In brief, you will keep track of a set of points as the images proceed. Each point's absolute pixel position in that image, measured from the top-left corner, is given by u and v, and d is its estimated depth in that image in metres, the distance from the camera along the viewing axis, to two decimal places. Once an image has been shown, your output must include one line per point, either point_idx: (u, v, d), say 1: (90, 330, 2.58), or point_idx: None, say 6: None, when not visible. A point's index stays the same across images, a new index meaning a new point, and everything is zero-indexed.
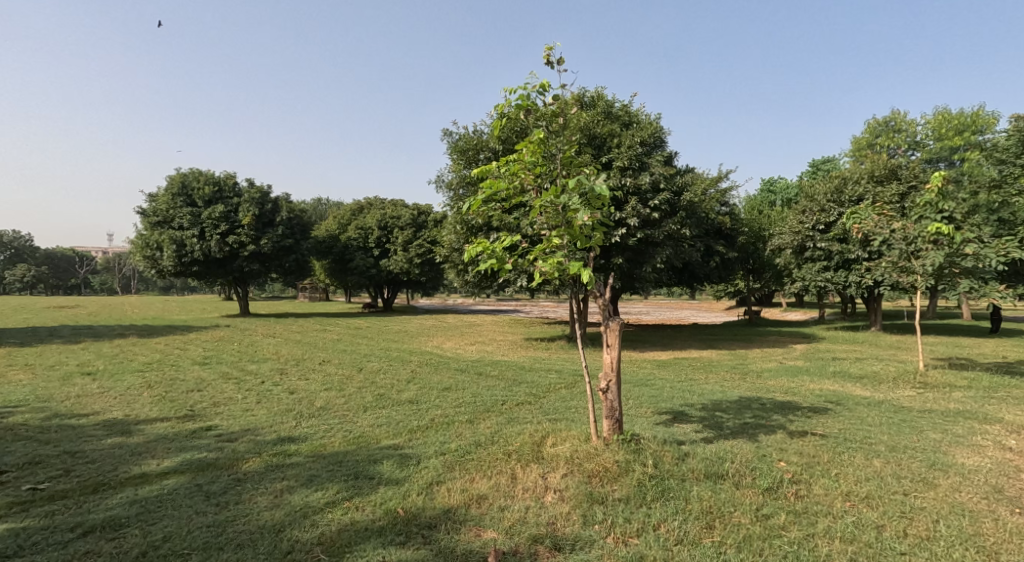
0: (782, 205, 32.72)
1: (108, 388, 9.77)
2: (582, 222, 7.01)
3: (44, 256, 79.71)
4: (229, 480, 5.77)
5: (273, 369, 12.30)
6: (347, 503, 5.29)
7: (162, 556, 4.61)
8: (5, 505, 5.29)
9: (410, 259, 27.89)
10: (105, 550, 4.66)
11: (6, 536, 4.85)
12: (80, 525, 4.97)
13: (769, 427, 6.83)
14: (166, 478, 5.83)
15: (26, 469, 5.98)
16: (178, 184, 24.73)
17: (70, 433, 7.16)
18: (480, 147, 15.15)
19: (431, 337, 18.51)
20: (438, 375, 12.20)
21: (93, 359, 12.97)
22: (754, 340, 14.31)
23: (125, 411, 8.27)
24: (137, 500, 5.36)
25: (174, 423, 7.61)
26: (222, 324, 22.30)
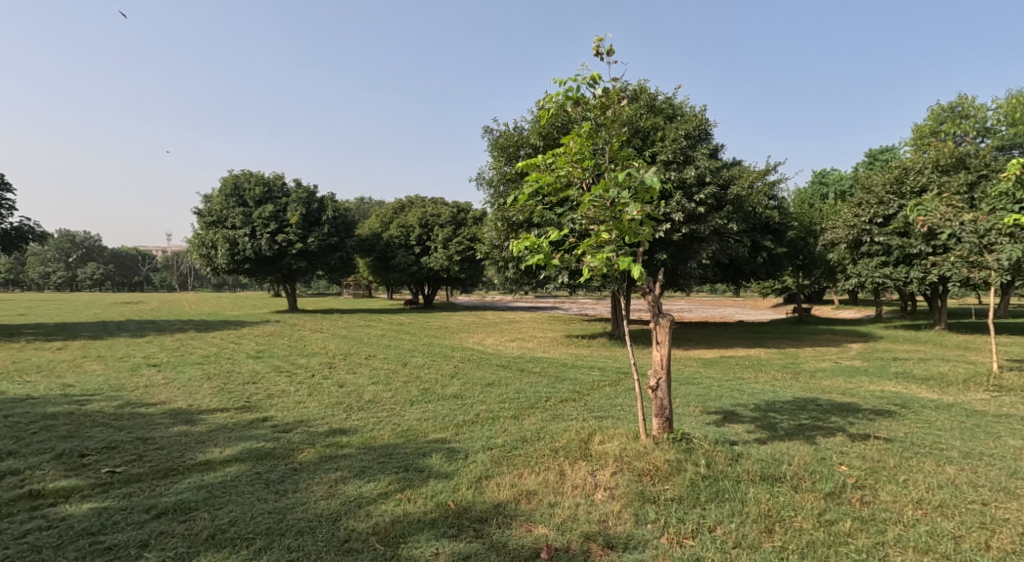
0: (836, 198, 31.89)
1: (172, 379, 10.10)
2: (633, 216, 6.96)
3: (110, 255, 83.35)
4: (286, 469, 5.88)
5: (322, 363, 12.53)
6: (399, 495, 5.34)
7: (229, 539, 4.71)
8: (85, 486, 5.50)
9: (450, 256, 28.03)
10: (177, 532, 4.80)
11: (88, 515, 5.04)
12: (153, 507, 5.12)
13: (828, 429, 6.64)
14: (228, 465, 5.97)
15: (102, 453, 6.21)
16: (231, 185, 25.44)
17: (139, 421, 7.41)
18: (520, 143, 15.12)
19: (472, 333, 18.63)
20: (482, 371, 12.23)
21: (157, 352, 13.46)
22: (806, 340, 13.95)
23: (187, 400, 8.52)
24: (204, 485, 5.52)
25: (233, 413, 7.81)
26: (272, 320, 22.85)
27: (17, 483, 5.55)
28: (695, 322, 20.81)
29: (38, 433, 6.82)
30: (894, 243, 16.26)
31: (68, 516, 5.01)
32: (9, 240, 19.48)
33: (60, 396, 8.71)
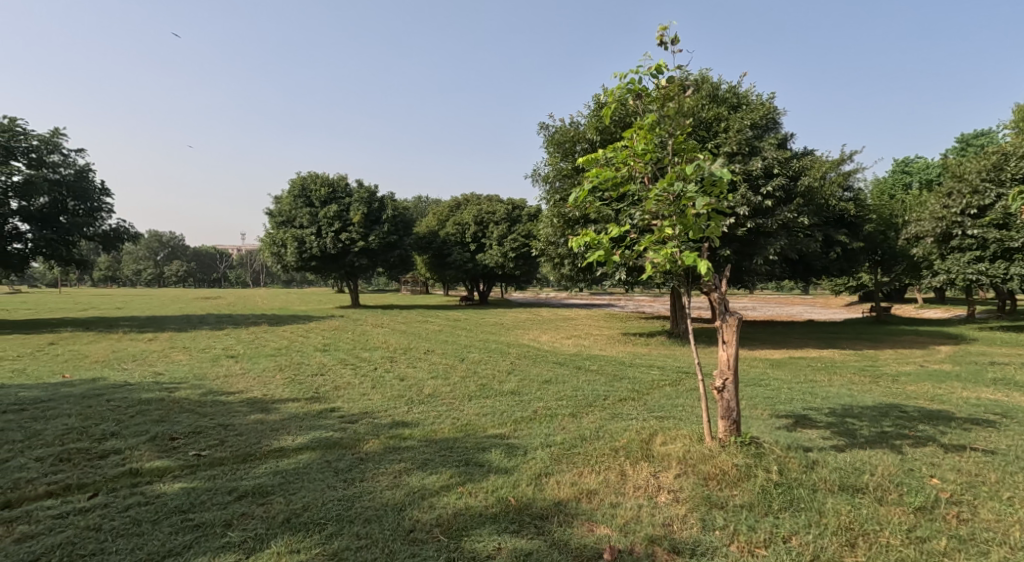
0: (922, 187, 30.55)
1: (248, 369, 10.58)
2: (699, 209, 6.95)
3: (190, 254, 88.14)
4: (354, 458, 6.04)
5: (384, 357, 12.85)
6: (461, 488, 5.41)
7: (304, 523, 4.87)
8: (176, 467, 5.82)
9: (506, 253, 28.11)
10: (256, 514, 5.00)
11: (180, 493, 5.32)
12: (235, 489, 5.37)
13: (916, 438, 6.37)
14: (300, 453, 6.19)
15: (190, 437, 6.55)
16: (298, 187, 26.43)
17: (221, 408, 7.77)
18: (576, 139, 15.03)
19: (528, 330, 18.75)
20: (538, 368, 12.29)
21: (234, 343, 14.08)
22: (886, 341, 13.44)
23: (263, 390, 8.86)
24: (280, 471, 5.73)
25: (303, 403, 8.07)
26: (337, 315, 23.56)
27: (116, 461, 5.93)
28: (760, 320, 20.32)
29: (135, 417, 7.27)
30: (990, 236, 15.52)
31: (161, 494, 5.32)
32: (108, 240, 20.86)
33: (152, 383, 9.24)
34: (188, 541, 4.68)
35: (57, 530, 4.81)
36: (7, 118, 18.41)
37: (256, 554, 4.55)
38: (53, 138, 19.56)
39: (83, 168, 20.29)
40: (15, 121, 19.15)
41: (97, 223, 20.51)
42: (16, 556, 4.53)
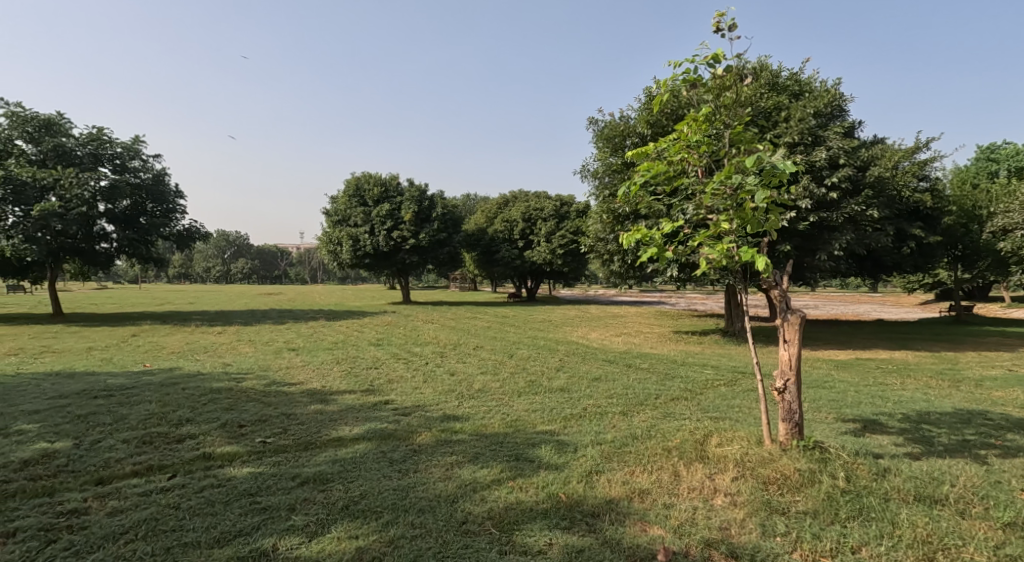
0: (1009, 176, 28.79)
1: (308, 361, 10.92)
2: (759, 203, 6.71)
3: (254, 254, 91.67)
4: (408, 450, 6.16)
5: (435, 352, 12.91)
6: (511, 482, 5.38)
7: (361, 510, 4.97)
8: (245, 452, 6.13)
9: (554, 250, 27.78)
10: (318, 499, 5.16)
11: (248, 477, 5.58)
12: (298, 475, 5.57)
13: (1003, 448, 5.93)
14: (357, 443, 6.35)
15: (256, 425, 6.92)
16: (353, 187, 27.01)
17: (283, 398, 8.18)
18: (626, 133, 14.71)
19: (577, 327, 18.62)
20: (588, 365, 12.13)
21: (293, 337, 14.46)
22: (964, 342, 12.70)
23: (320, 382, 9.25)
24: (338, 459, 5.92)
25: (359, 396, 8.33)
26: (389, 311, 23.89)
27: (191, 446, 6.30)
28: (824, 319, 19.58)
29: (207, 404, 7.80)
30: None
31: (232, 477, 5.58)
32: (182, 239, 21.63)
33: (222, 372, 9.89)
34: (256, 522, 4.86)
35: (143, 506, 5.12)
36: (92, 126, 19.39)
37: (318, 538, 4.68)
38: (134, 144, 20.48)
39: (160, 172, 21.09)
40: (99, 130, 20.13)
41: (173, 223, 21.27)
42: (107, 527, 4.82)
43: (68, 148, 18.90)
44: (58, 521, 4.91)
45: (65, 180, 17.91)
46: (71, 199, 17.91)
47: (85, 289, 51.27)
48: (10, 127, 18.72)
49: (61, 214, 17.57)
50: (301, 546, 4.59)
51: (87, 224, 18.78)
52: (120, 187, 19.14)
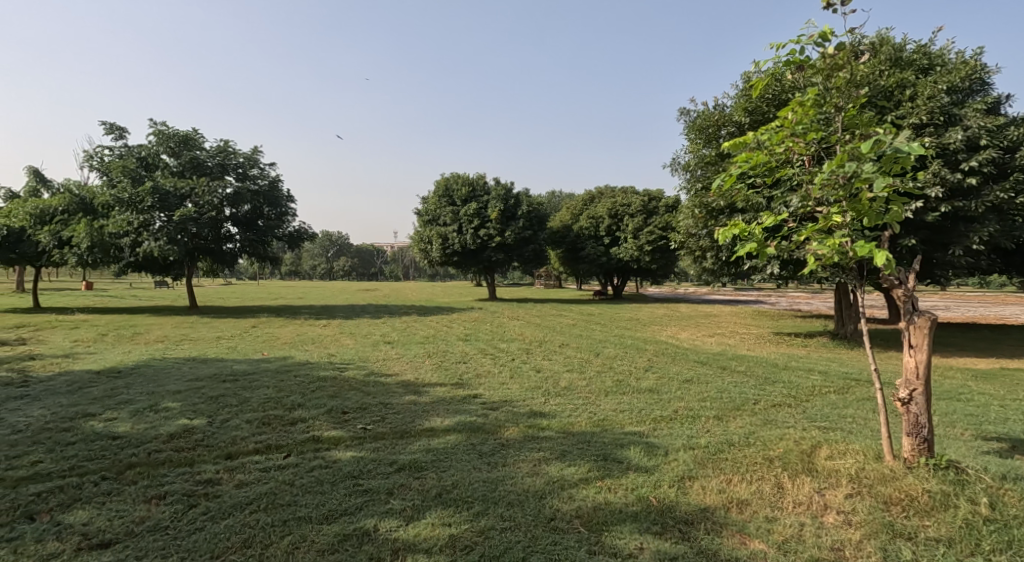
0: None
1: (402, 354, 11.89)
2: (877, 192, 5.96)
3: (352, 252, 95.53)
4: (496, 443, 6.86)
5: (521, 349, 12.77)
6: (600, 482, 5.78)
7: (453, 500, 5.54)
8: (348, 438, 7.05)
9: (642, 246, 26.78)
10: (414, 486, 5.80)
11: (352, 461, 6.38)
12: (395, 462, 6.31)
13: None
14: (448, 434, 7.21)
15: (357, 412, 7.97)
16: (442, 187, 27.48)
17: (381, 388, 9.33)
18: (720, 123, 13.91)
19: (666, 326, 18.00)
20: (678, 365, 11.59)
21: (387, 331, 14.81)
22: None
23: (415, 373, 10.28)
24: (431, 449, 6.67)
25: (449, 388, 9.31)
26: (475, 307, 24.05)
27: (303, 429, 7.29)
28: (948, 321, 17.78)
29: (316, 391, 9.03)
30: None
31: (337, 460, 6.39)
32: (292, 239, 22.49)
33: (327, 361, 11.09)
34: (359, 504, 5.49)
35: (264, 481, 5.93)
36: (221, 139, 20.79)
37: (414, 522, 5.22)
38: (254, 155, 21.64)
39: (275, 179, 22.06)
40: (227, 143, 21.53)
41: (285, 225, 22.22)
42: (236, 498, 5.60)
43: (202, 159, 20.39)
44: (197, 489, 5.76)
45: (199, 187, 19.52)
46: (204, 205, 19.55)
47: (207, 284, 54.81)
48: (157, 143, 20.31)
49: (197, 219, 19.18)
50: (399, 528, 5.14)
51: (215, 226, 20.12)
52: (243, 194, 20.02)
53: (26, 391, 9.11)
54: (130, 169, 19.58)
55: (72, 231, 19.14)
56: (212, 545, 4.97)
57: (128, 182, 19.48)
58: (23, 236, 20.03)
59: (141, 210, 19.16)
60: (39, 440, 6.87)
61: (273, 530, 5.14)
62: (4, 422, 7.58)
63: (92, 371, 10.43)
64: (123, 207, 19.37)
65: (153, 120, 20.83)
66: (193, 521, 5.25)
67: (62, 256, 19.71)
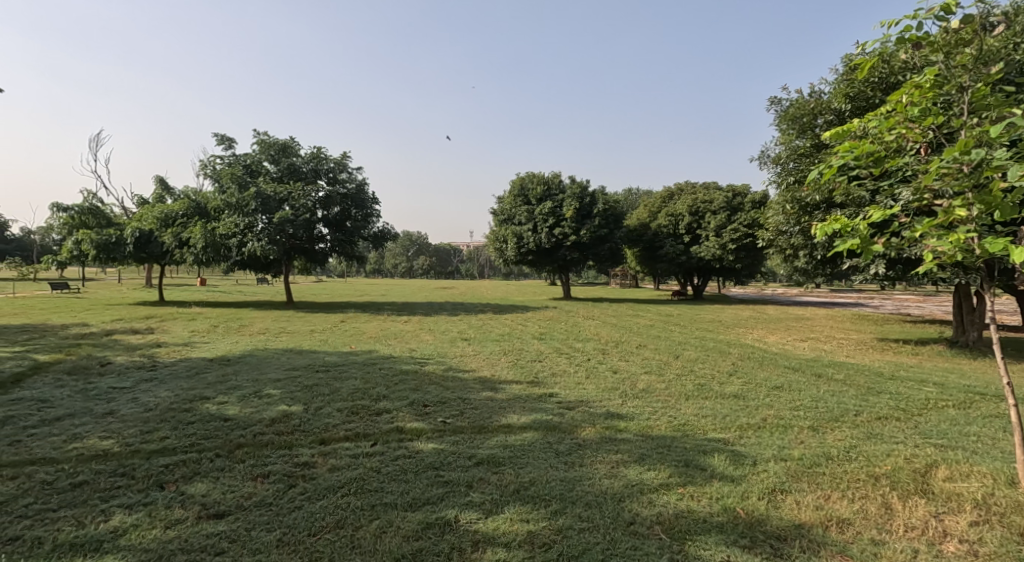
0: None
1: (479, 351, 11.70)
2: (1012, 181, 5.14)
3: (431, 251, 97.20)
4: (573, 443, 6.88)
5: (597, 349, 12.33)
6: (682, 489, 5.82)
7: (531, 496, 5.68)
8: (429, 429, 7.21)
9: (724, 245, 25.57)
10: (492, 480, 5.96)
11: (433, 452, 6.59)
12: (474, 456, 6.49)
13: None
14: (525, 430, 7.24)
15: (437, 406, 8.02)
16: (517, 187, 27.38)
17: (459, 383, 9.17)
18: (816, 112, 12.99)
19: (752, 328, 17.03)
20: (766, 371, 10.83)
21: (464, 328, 14.69)
22: None
23: (491, 370, 10.04)
24: (508, 445, 6.78)
25: (526, 386, 9.04)
26: (551, 306, 23.69)
27: (388, 419, 7.50)
28: None
29: (399, 383, 9.02)
30: None
31: (420, 451, 6.63)
32: (376, 239, 22.70)
33: (408, 356, 11.05)
34: (441, 494, 5.72)
35: (354, 466, 6.24)
36: (315, 146, 21.35)
37: (493, 516, 5.40)
38: (343, 159, 22.02)
39: (362, 182, 22.28)
40: (320, 149, 22.09)
41: (370, 225, 22.43)
42: (329, 481, 5.93)
43: (298, 165, 21.17)
44: (296, 470, 6.14)
45: (295, 192, 20.22)
46: (300, 208, 20.16)
47: (307, 280, 57.30)
48: (259, 151, 21.16)
49: (294, 221, 19.72)
50: (478, 521, 5.34)
51: (309, 227, 20.60)
52: (333, 198, 20.87)
53: (152, 374, 9.69)
54: (237, 176, 20.48)
55: (189, 233, 20.45)
56: (310, 523, 5.29)
57: (235, 188, 20.36)
58: (151, 236, 21.62)
59: (246, 213, 20.03)
60: (163, 418, 7.44)
61: (362, 513, 5.42)
62: (134, 401, 8.17)
63: (206, 357, 10.93)
64: (231, 210, 20.42)
65: (259, 132, 22.00)
66: (293, 500, 5.61)
67: (181, 255, 20.96)
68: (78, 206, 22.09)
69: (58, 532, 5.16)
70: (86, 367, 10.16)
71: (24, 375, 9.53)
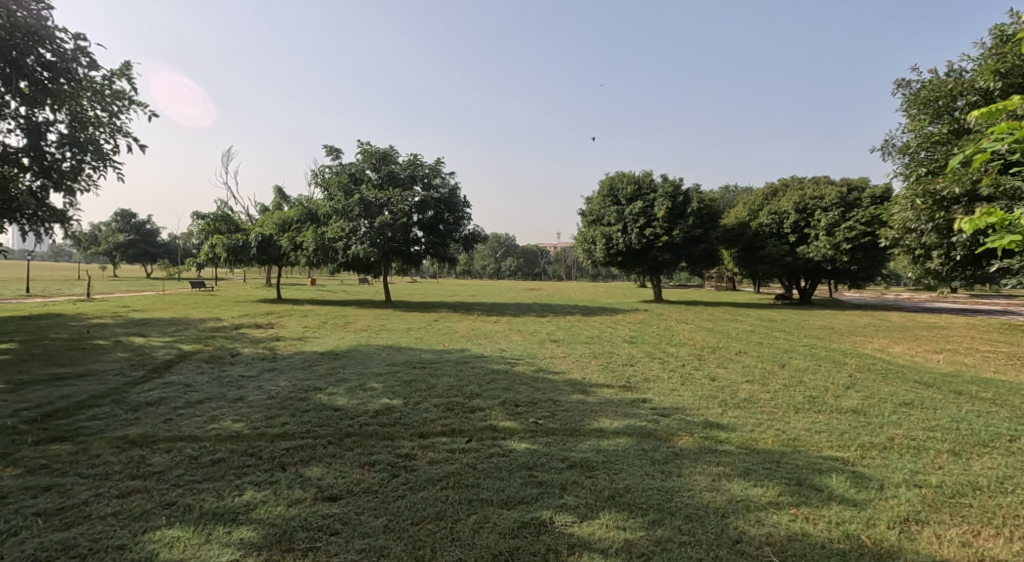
0: None
1: (569, 353, 11.06)
2: None
3: (521, 251, 97.53)
4: (669, 451, 6.23)
5: (692, 354, 11.40)
6: (794, 510, 5.24)
7: (628, 503, 5.30)
8: (521, 430, 6.70)
9: (837, 244, 23.59)
10: (585, 484, 5.57)
11: (526, 452, 6.17)
12: (567, 458, 6.03)
13: None
14: (618, 436, 6.58)
15: (529, 406, 7.46)
16: (607, 187, 26.58)
17: (550, 385, 8.58)
18: (955, 93, 11.55)
19: (871, 337, 15.43)
20: (890, 385, 9.54)
21: (553, 330, 14.08)
22: None
23: (581, 373, 9.38)
24: (601, 450, 6.23)
25: (617, 390, 8.33)
26: (642, 309, 22.70)
27: (481, 417, 7.05)
28: None
29: (491, 382, 8.53)
30: None
31: (513, 450, 6.21)
32: (468, 241, 22.53)
33: (499, 356, 10.58)
34: (535, 494, 5.43)
35: (450, 461, 5.98)
36: (412, 153, 21.48)
37: (588, 520, 5.11)
38: (437, 165, 22.03)
39: (454, 186, 22.17)
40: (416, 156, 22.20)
41: (462, 227, 22.27)
42: (428, 474, 5.73)
43: (396, 173, 21.36)
44: (399, 460, 5.95)
45: (394, 197, 20.39)
46: (398, 213, 20.40)
47: (402, 280, 58.80)
48: (363, 160, 21.50)
49: (393, 225, 20.04)
50: (574, 524, 5.06)
51: (405, 230, 20.81)
52: (429, 202, 20.78)
53: (273, 364, 9.75)
54: (344, 184, 21.01)
55: (303, 237, 21.24)
56: (412, 512, 5.18)
57: (341, 195, 20.93)
58: (271, 241, 22.30)
59: (351, 218, 20.57)
60: (283, 405, 7.32)
61: (460, 507, 5.24)
62: (258, 389, 8.12)
63: (317, 351, 10.91)
64: (338, 215, 20.98)
65: (361, 141, 22.25)
66: (396, 489, 5.49)
67: (297, 258, 21.79)
68: (213, 214, 23.29)
69: (203, 501, 5.30)
70: (220, 356, 10.42)
71: (172, 361, 9.90)
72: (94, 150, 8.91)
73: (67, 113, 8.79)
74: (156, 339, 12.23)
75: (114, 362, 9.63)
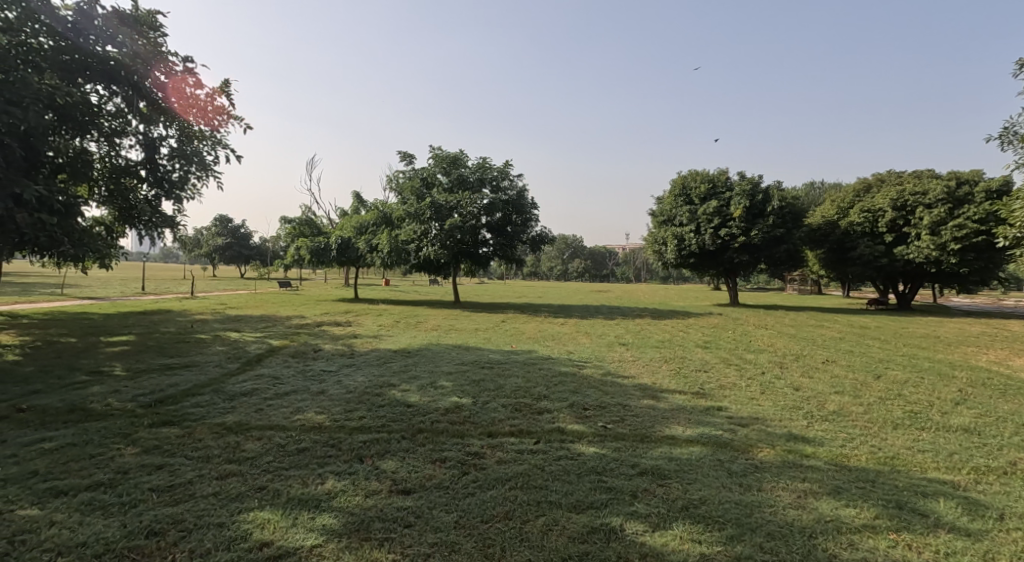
0: None
1: (638, 356, 10.25)
2: None
3: (591, 253, 96.54)
4: (748, 463, 5.39)
5: (773, 361, 10.36)
6: (896, 536, 4.45)
7: (702, 516, 4.59)
8: (590, 433, 6.00)
9: (943, 244, 21.55)
10: (657, 492, 4.86)
11: (596, 456, 5.48)
12: (638, 465, 5.30)
13: None
14: (692, 444, 5.78)
15: (598, 410, 6.75)
16: (679, 186, 25.42)
17: (618, 389, 7.83)
18: None
19: (980, 348, 13.83)
20: (1009, 403, 8.26)
21: (622, 333, 13.29)
22: None
23: (651, 378, 8.56)
24: (674, 458, 5.45)
25: (690, 397, 7.49)
26: (716, 312, 21.50)
27: (548, 419, 6.38)
28: None
29: (558, 385, 7.86)
30: None
31: (582, 453, 5.54)
32: (536, 243, 21.89)
33: (566, 358, 9.89)
34: (605, 500, 4.77)
35: (518, 461, 5.36)
36: (481, 156, 21.06)
37: (661, 531, 4.46)
38: (505, 168, 21.50)
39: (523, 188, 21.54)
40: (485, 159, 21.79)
41: (531, 228, 21.62)
42: (497, 472, 5.13)
43: (466, 176, 20.98)
44: (470, 458, 5.39)
45: (463, 200, 19.98)
46: (468, 215, 19.98)
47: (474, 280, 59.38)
48: (434, 165, 21.34)
49: (463, 227, 19.60)
50: (645, 534, 4.42)
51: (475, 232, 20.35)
52: (498, 204, 20.28)
53: (352, 360, 9.43)
54: (417, 188, 20.90)
55: (378, 238, 21.27)
56: (483, 510, 4.64)
57: (414, 199, 20.81)
58: (350, 243, 22.54)
59: (422, 221, 20.33)
60: (361, 399, 6.90)
61: (529, 508, 4.66)
62: (339, 383, 7.75)
63: (392, 349, 10.52)
64: (411, 218, 20.73)
65: (433, 146, 22.08)
66: (466, 486, 4.94)
67: (374, 260, 21.77)
68: (299, 218, 23.80)
69: (290, 487, 4.92)
70: (303, 351, 10.21)
71: (263, 355, 9.74)
72: (199, 160, 8.73)
73: (175, 126, 8.71)
74: (249, 334, 12.23)
75: (214, 355, 9.55)
